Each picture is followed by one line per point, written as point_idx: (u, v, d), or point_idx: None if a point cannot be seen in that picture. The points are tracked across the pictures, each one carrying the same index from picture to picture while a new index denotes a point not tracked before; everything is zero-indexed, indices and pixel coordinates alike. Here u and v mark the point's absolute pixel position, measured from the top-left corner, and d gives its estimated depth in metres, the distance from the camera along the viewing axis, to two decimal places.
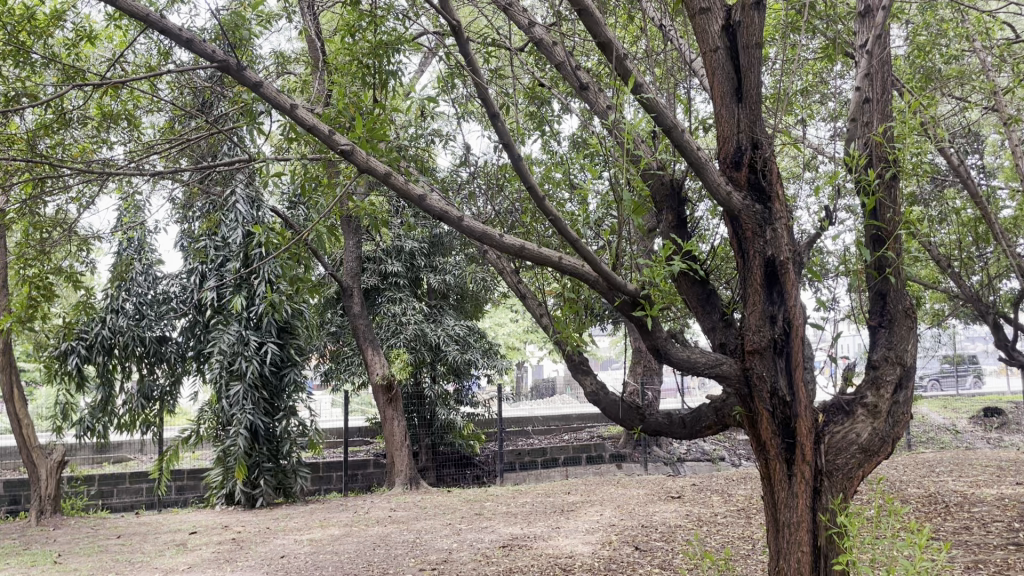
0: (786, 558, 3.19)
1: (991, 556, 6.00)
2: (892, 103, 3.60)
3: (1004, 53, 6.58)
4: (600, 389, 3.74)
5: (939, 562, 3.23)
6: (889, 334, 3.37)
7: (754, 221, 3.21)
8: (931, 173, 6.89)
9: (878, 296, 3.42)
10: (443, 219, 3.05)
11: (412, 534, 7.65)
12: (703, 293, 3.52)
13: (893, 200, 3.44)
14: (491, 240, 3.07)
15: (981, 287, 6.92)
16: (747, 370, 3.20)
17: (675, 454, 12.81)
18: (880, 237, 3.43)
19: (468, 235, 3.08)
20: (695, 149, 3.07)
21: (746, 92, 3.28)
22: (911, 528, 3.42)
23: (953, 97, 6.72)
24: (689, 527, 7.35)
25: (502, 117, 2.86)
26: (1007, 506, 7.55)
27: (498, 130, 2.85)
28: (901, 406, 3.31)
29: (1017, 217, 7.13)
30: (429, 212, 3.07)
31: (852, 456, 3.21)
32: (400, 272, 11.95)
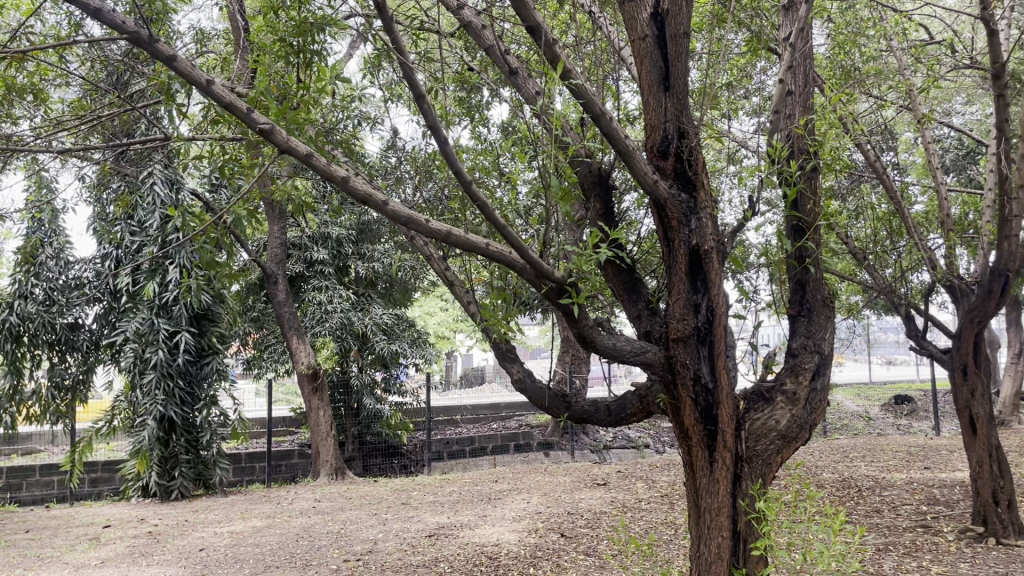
0: (706, 543, 3.21)
1: (900, 538, 6.29)
2: (812, 97, 3.71)
3: (920, 54, 6.87)
4: (526, 377, 3.68)
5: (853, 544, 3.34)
6: (808, 322, 3.48)
7: (679, 210, 3.24)
8: (847, 169, 7.14)
9: (798, 286, 3.52)
10: (368, 203, 2.97)
11: (337, 524, 7.54)
12: (629, 281, 3.51)
13: (813, 191, 3.54)
14: (416, 225, 3.00)
15: (895, 280, 7.16)
16: (671, 358, 3.21)
17: (601, 442, 12.99)
18: (800, 227, 3.52)
19: (393, 219, 3.01)
20: (624, 138, 3.04)
21: (673, 81, 3.28)
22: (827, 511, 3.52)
23: (871, 96, 6.96)
24: (614, 513, 7.45)
25: (429, 99, 2.78)
26: (915, 490, 7.90)
27: (424, 112, 2.77)
28: (818, 393, 3.39)
29: (928, 212, 7.42)
30: (352, 194, 2.97)
31: (771, 443, 3.27)
32: (326, 259, 11.71)
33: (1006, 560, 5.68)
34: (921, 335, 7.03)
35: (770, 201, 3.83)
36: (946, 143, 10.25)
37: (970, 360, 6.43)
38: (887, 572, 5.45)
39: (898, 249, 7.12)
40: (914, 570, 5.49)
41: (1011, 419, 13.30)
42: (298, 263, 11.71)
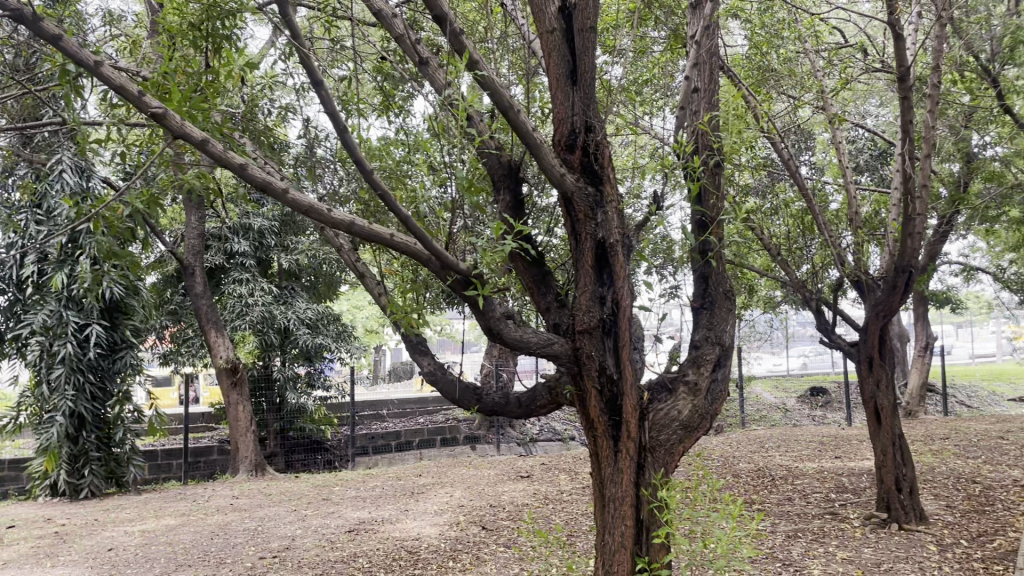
0: (610, 533, 3.25)
1: (809, 525, 6.51)
2: (718, 93, 3.80)
3: (833, 57, 7.10)
4: (437, 369, 3.68)
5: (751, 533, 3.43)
6: (710, 314, 3.56)
7: (586, 203, 3.27)
8: (763, 167, 7.34)
9: (701, 278, 3.60)
10: (266, 190, 2.91)
11: (254, 521, 7.40)
12: (539, 274, 3.52)
13: (717, 186, 3.63)
14: (317, 214, 2.96)
15: (808, 276, 7.38)
16: (577, 349, 3.25)
17: (527, 435, 13.07)
18: (704, 222, 3.60)
19: (294, 208, 2.97)
20: (531, 130, 3.05)
21: (580, 75, 3.32)
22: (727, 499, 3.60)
23: (786, 97, 7.17)
24: (535, 505, 7.50)
25: (325, 83, 2.83)
26: (825, 478, 8.19)
27: (321, 97, 2.82)
28: (719, 383, 3.47)
29: (840, 210, 7.67)
30: (251, 182, 2.92)
31: (673, 432, 3.34)
32: (247, 252, 11.45)
33: (907, 545, 5.93)
34: (830, 328, 7.26)
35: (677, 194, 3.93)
36: (860, 144, 10.62)
37: (875, 352, 6.71)
38: (796, 557, 5.62)
39: (811, 245, 7.35)
40: (821, 556, 5.68)
41: (917, 409, 13.90)
42: (218, 255, 11.42)
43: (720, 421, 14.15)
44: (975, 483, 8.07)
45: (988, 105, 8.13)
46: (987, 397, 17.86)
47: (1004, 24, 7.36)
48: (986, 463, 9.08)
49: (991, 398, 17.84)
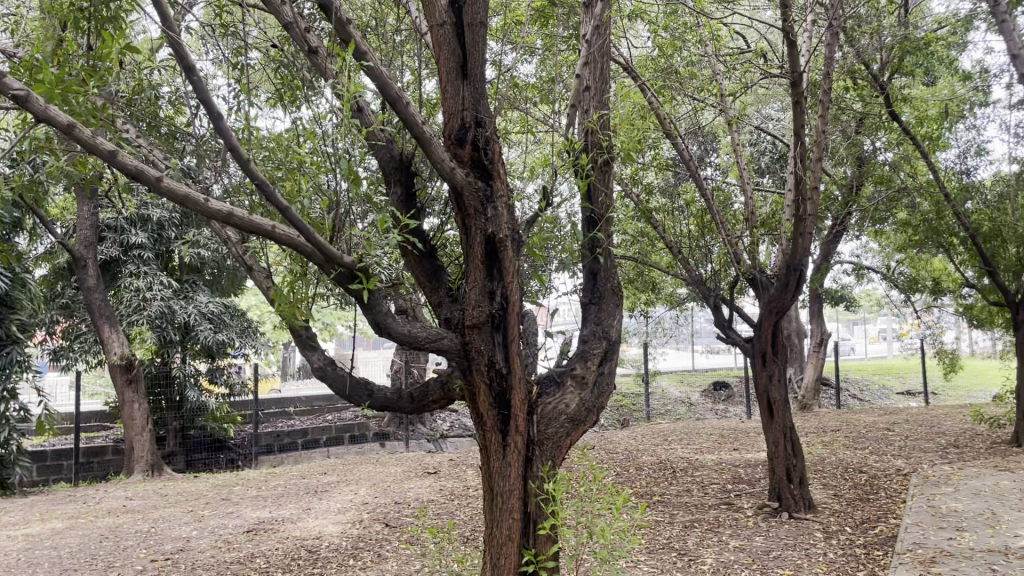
0: (498, 526, 3.33)
1: (705, 515, 6.70)
2: (608, 92, 3.96)
3: (733, 61, 7.33)
4: (327, 364, 3.62)
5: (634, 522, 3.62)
6: (598, 310, 3.73)
7: (476, 198, 3.30)
8: (665, 167, 7.52)
9: (590, 274, 3.80)
10: (139, 179, 2.82)
11: (148, 523, 7.15)
12: (431, 268, 3.52)
13: (606, 185, 3.83)
14: (194, 204, 2.90)
15: (708, 274, 7.59)
16: (466, 344, 3.28)
17: (437, 431, 13.02)
18: (593, 219, 3.82)
19: (169, 198, 2.89)
20: (421, 123, 3.06)
21: (470, 69, 3.33)
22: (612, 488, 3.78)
23: (688, 99, 7.37)
24: (440, 501, 7.49)
25: (198, 70, 3.05)
26: (723, 469, 8.45)
27: (193, 82, 3.04)
28: (606, 377, 3.63)
29: (737, 210, 7.94)
30: (122, 170, 2.82)
31: (561, 425, 3.46)
32: (145, 244, 11.04)
33: (795, 532, 6.18)
34: (727, 325, 7.45)
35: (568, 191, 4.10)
36: (761, 146, 11.00)
37: (768, 348, 6.92)
38: (691, 547, 5.77)
39: (710, 244, 7.57)
40: (714, 545, 5.85)
41: (813, 403, 14.50)
42: (113, 247, 10.96)
43: (627, 416, 14.42)
44: (862, 472, 8.48)
45: (877, 113, 8.54)
46: (877, 391, 18.78)
47: (891, 36, 7.74)
48: (873, 454, 9.54)
49: (881, 392, 18.77)
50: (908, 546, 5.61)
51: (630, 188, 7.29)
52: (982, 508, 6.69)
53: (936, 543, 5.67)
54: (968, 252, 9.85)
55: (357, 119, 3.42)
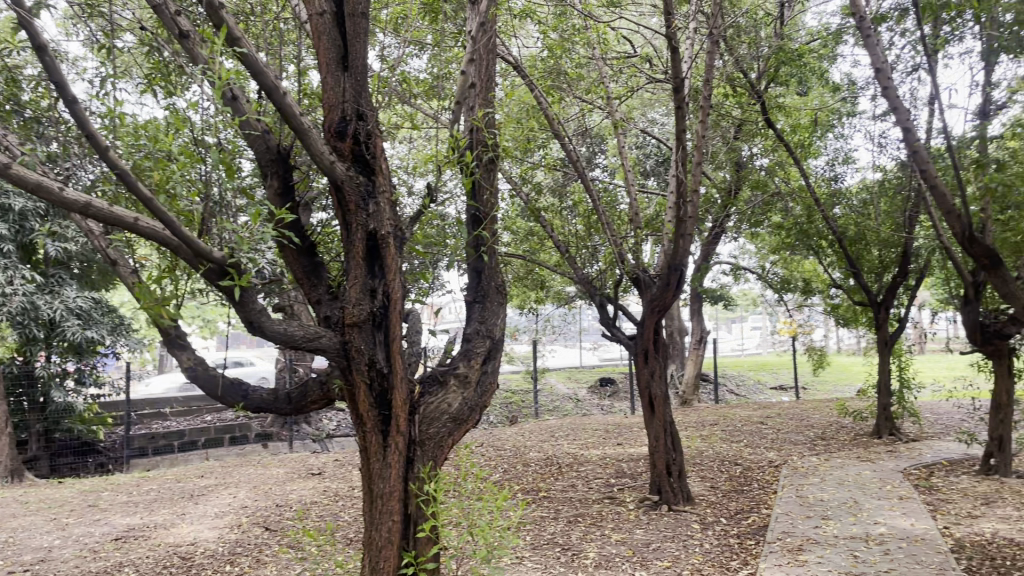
0: (377, 529, 3.29)
1: (589, 509, 6.83)
2: (494, 89, 3.97)
3: (619, 65, 7.49)
4: (198, 364, 3.47)
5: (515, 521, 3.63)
6: (482, 308, 3.72)
7: (357, 193, 3.23)
8: (553, 166, 7.61)
9: (475, 272, 3.78)
10: None
11: (4, 533, 6.67)
12: (309, 264, 3.43)
13: (489, 182, 3.84)
14: (48, 193, 2.73)
15: (595, 274, 7.72)
16: (346, 343, 3.21)
17: (323, 431, 12.73)
18: (478, 216, 3.81)
19: (18, 185, 2.70)
20: (298, 114, 2.98)
21: (352, 61, 3.27)
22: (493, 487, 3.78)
23: (576, 101, 7.48)
24: (324, 502, 7.33)
25: (51, 51, 2.92)
26: (606, 464, 8.63)
27: (46, 64, 2.90)
28: (489, 375, 3.63)
29: (623, 211, 8.12)
30: None
31: (443, 425, 3.44)
32: (5, 236, 10.15)
33: (674, 524, 6.38)
34: (612, 322, 7.59)
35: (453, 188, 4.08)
36: (646, 149, 11.33)
37: (650, 346, 7.08)
38: (574, 542, 5.86)
39: (596, 244, 7.72)
40: (596, 539, 5.96)
41: (692, 398, 15.03)
42: None
43: (516, 412, 14.54)
44: (737, 465, 8.84)
45: (755, 120, 8.92)
46: (752, 386, 19.65)
47: (768, 47, 8.09)
48: (747, 446, 9.97)
49: (755, 386, 19.65)
50: (777, 535, 5.89)
51: (520, 186, 7.33)
52: (845, 497, 7.09)
53: (803, 531, 5.96)
54: (835, 254, 10.43)
55: (231, 108, 3.31)
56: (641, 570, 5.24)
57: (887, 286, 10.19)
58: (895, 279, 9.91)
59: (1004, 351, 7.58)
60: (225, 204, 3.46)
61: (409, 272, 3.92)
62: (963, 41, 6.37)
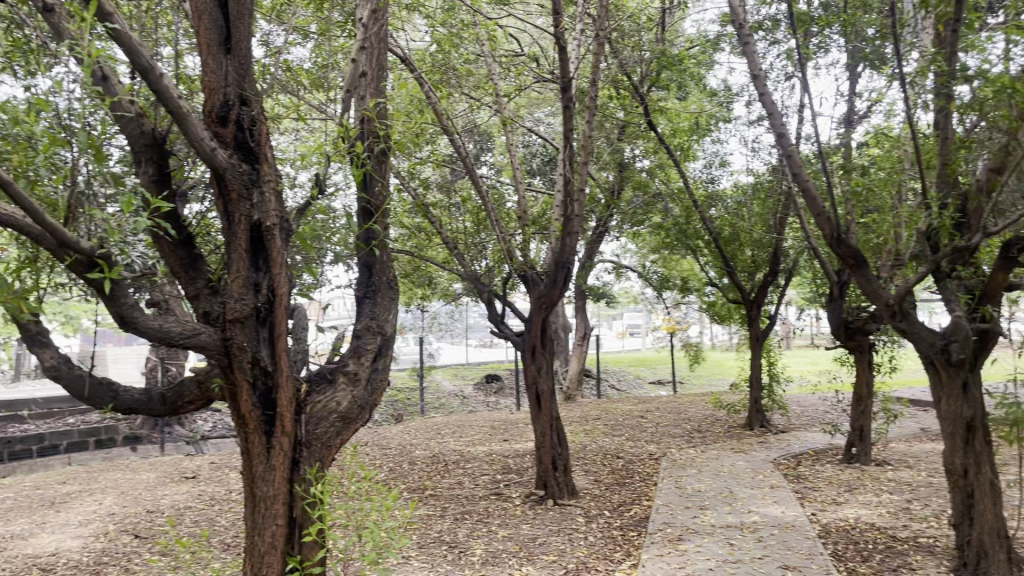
0: (259, 533, 3.15)
1: (476, 506, 6.81)
2: (385, 80, 3.90)
3: (507, 62, 7.51)
4: (62, 363, 3.23)
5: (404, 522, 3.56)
6: (373, 305, 3.65)
7: (240, 181, 3.09)
8: (441, 162, 7.55)
9: (365, 267, 3.70)
10: None
11: None
12: (187, 257, 3.25)
13: (381, 174, 3.76)
14: None
15: (483, 271, 7.71)
16: (227, 340, 3.07)
17: (198, 432, 12.19)
18: (369, 209, 3.73)
19: None
20: (177, 97, 2.82)
21: (235, 42, 3.13)
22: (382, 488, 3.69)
23: (464, 97, 7.45)
24: (199, 507, 7.01)
25: None
26: (492, 460, 8.65)
27: None
28: (379, 373, 3.55)
29: (511, 209, 8.15)
30: None
31: (331, 425, 3.34)
32: None
33: (560, 518, 6.45)
34: (500, 319, 7.59)
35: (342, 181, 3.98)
36: (532, 147, 11.43)
37: (538, 342, 7.13)
38: (461, 539, 5.83)
39: (484, 241, 7.71)
40: (483, 536, 5.95)
41: (576, 394, 15.30)
42: None
43: (400, 410, 14.38)
44: (619, 458, 9.05)
45: (638, 122, 9.14)
46: (632, 381, 20.20)
47: (650, 51, 8.30)
48: (628, 440, 10.22)
49: (635, 382, 20.19)
50: (659, 526, 6.04)
51: (408, 181, 7.24)
52: (721, 487, 7.37)
53: (683, 521, 6.15)
54: (711, 254, 10.84)
55: (101, 88, 3.09)
56: (528, 565, 5.27)
57: (759, 285, 10.67)
58: (766, 279, 10.38)
59: (864, 346, 8.08)
60: (94, 192, 3.23)
61: (294, 266, 3.79)
62: (830, 53, 6.74)
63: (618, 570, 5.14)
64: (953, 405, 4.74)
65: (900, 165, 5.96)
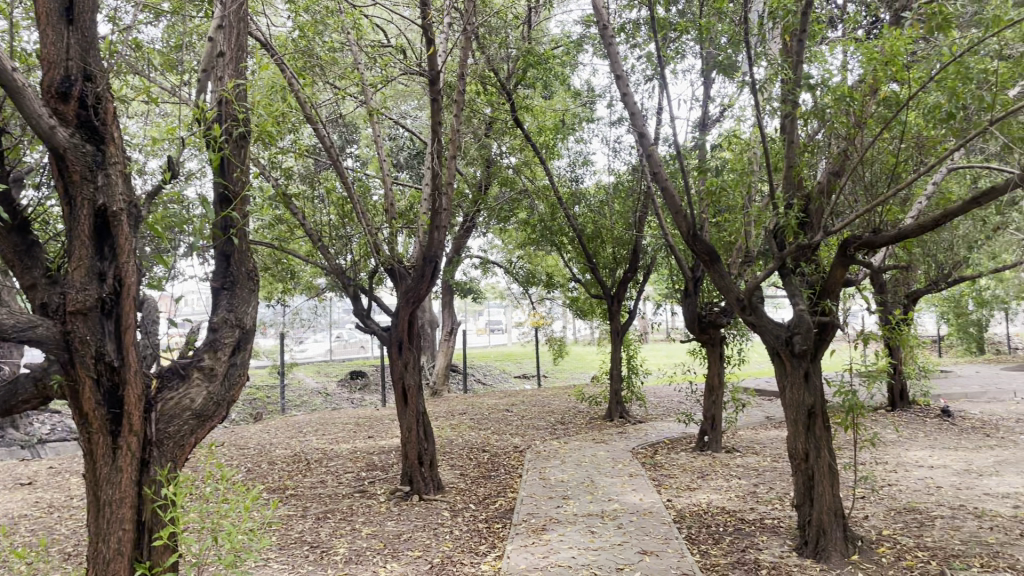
0: (104, 540, 2.97)
1: (339, 505, 6.66)
2: (244, 61, 3.76)
3: (374, 53, 7.38)
4: None
5: (262, 523, 3.44)
6: (231, 296, 3.50)
7: (82, 163, 2.89)
8: (304, 152, 7.32)
9: (222, 257, 3.54)
10: None
11: None
12: (23, 244, 3.02)
13: (240, 159, 3.61)
14: None
15: (349, 264, 7.55)
16: (68, 334, 2.88)
17: (34, 436, 11.29)
18: (226, 196, 3.57)
19: None
20: (9, 70, 2.61)
21: (78, 14, 2.92)
22: (239, 488, 3.55)
23: (329, 86, 7.26)
24: (36, 516, 6.49)
25: None
26: (356, 458, 8.50)
27: None
28: (237, 368, 3.41)
29: (375, 202, 8.03)
30: None
31: (184, 423, 3.18)
32: None
33: (426, 514, 6.42)
34: (366, 314, 7.44)
35: (197, 165, 3.79)
36: (399, 140, 11.31)
37: (404, 337, 7.03)
38: (324, 539, 5.70)
39: (350, 234, 7.55)
40: (346, 534, 5.83)
41: (442, 389, 15.29)
42: None
43: (260, 408, 13.88)
44: (484, 452, 9.10)
45: (504, 118, 9.22)
46: (498, 375, 20.39)
47: (517, 49, 8.39)
48: (494, 434, 10.30)
49: (501, 376, 20.40)
50: (523, 517, 6.13)
51: (268, 171, 6.99)
52: (583, 477, 7.56)
53: (546, 512, 6.26)
54: (575, 250, 11.09)
55: None
56: (392, 561, 5.20)
57: (620, 281, 11.00)
58: (626, 275, 10.72)
59: (716, 339, 8.49)
60: None
61: (143, 256, 3.59)
62: (686, 58, 7.04)
63: (483, 562, 5.17)
64: (797, 394, 5.04)
65: (750, 168, 6.30)
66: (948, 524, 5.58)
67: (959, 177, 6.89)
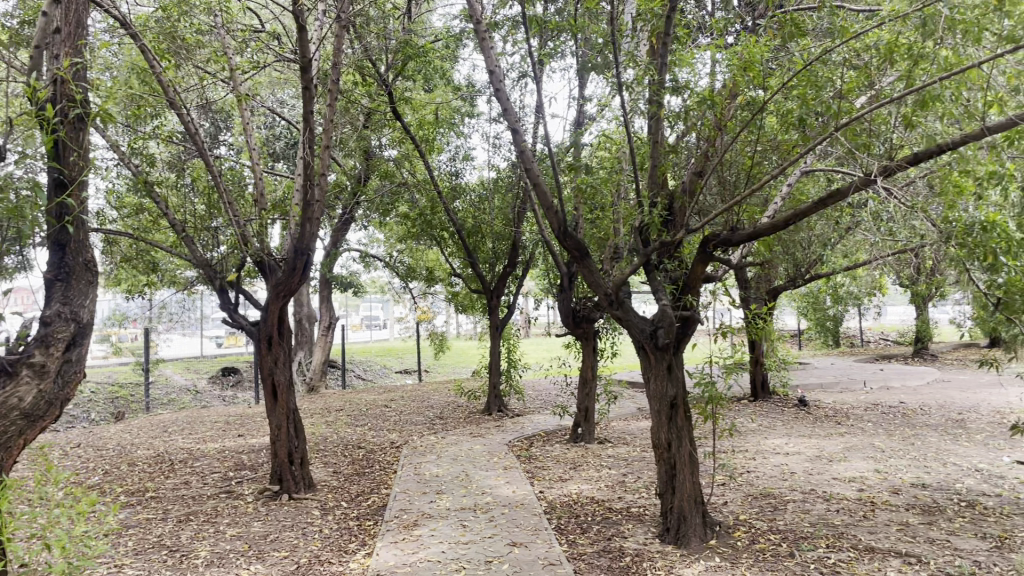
0: None
1: (202, 506, 6.41)
2: (85, 38, 3.54)
3: (243, 37, 7.11)
4: None
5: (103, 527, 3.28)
6: (66, 288, 3.34)
7: None
8: (167, 137, 6.97)
9: (57, 246, 3.35)
10: None
11: None
12: None
13: (77, 142, 3.42)
14: None
15: (216, 256, 7.25)
16: None
17: None
18: (62, 181, 3.37)
19: None
20: None
21: None
22: (78, 492, 3.36)
23: (194, 69, 6.94)
24: None
25: None
26: (223, 458, 8.20)
27: None
28: (70, 365, 3.28)
29: (244, 193, 7.74)
30: None
31: (12, 423, 3.01)
32: None
33: (295, 513, 6.27)
34: (234, 308, 7.16)
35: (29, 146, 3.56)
36: (274, 129, 10.95)
37: (274, 331, 6.81)
38: (184, 542, 5.46)
39: (217, 224, 7.25)
40: (209, 537, 5.62)
41: (319, 385, 14.98)
42: None
43: (123, 408, 13.18)
44: (360, 449, 8.97)
45: (382, 109, 9.08)
46: (378, 370, 20.16)
47: (395, 40, 8.29)
48: (370, 430, 10.17)
49: (381, 371, 20.19)
50: (395, 513, 6.07)
51: (127, 157, 6.62)
52: (458, 471, 7.56)
53: (419, 507, 6.22)
54: (454, 245, 11.07)
55: None
56: (257, 563, 5.05)
57: (499, 276, 11.06)
58: (505, 270, 10.79)
59: (590, 334, 8.67)
60: None
61: None
62: (561, 57, 7.12)
63: (351, 561, 5.09)
64: (660, 385, 5.20)
65: (620, 166, 6.45)
66: (799, 507, 5.91)
67: (813, 179, 7.29)
